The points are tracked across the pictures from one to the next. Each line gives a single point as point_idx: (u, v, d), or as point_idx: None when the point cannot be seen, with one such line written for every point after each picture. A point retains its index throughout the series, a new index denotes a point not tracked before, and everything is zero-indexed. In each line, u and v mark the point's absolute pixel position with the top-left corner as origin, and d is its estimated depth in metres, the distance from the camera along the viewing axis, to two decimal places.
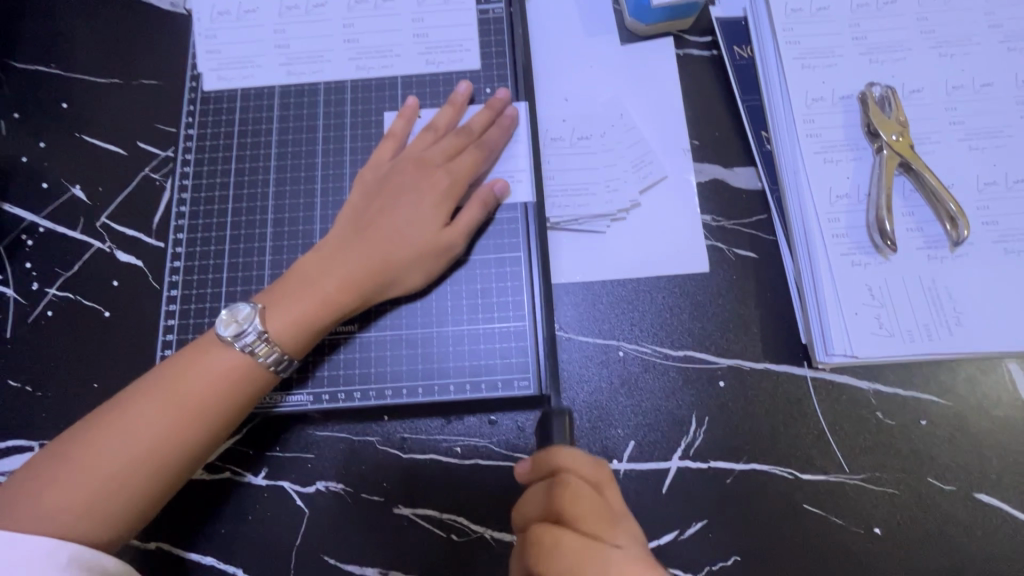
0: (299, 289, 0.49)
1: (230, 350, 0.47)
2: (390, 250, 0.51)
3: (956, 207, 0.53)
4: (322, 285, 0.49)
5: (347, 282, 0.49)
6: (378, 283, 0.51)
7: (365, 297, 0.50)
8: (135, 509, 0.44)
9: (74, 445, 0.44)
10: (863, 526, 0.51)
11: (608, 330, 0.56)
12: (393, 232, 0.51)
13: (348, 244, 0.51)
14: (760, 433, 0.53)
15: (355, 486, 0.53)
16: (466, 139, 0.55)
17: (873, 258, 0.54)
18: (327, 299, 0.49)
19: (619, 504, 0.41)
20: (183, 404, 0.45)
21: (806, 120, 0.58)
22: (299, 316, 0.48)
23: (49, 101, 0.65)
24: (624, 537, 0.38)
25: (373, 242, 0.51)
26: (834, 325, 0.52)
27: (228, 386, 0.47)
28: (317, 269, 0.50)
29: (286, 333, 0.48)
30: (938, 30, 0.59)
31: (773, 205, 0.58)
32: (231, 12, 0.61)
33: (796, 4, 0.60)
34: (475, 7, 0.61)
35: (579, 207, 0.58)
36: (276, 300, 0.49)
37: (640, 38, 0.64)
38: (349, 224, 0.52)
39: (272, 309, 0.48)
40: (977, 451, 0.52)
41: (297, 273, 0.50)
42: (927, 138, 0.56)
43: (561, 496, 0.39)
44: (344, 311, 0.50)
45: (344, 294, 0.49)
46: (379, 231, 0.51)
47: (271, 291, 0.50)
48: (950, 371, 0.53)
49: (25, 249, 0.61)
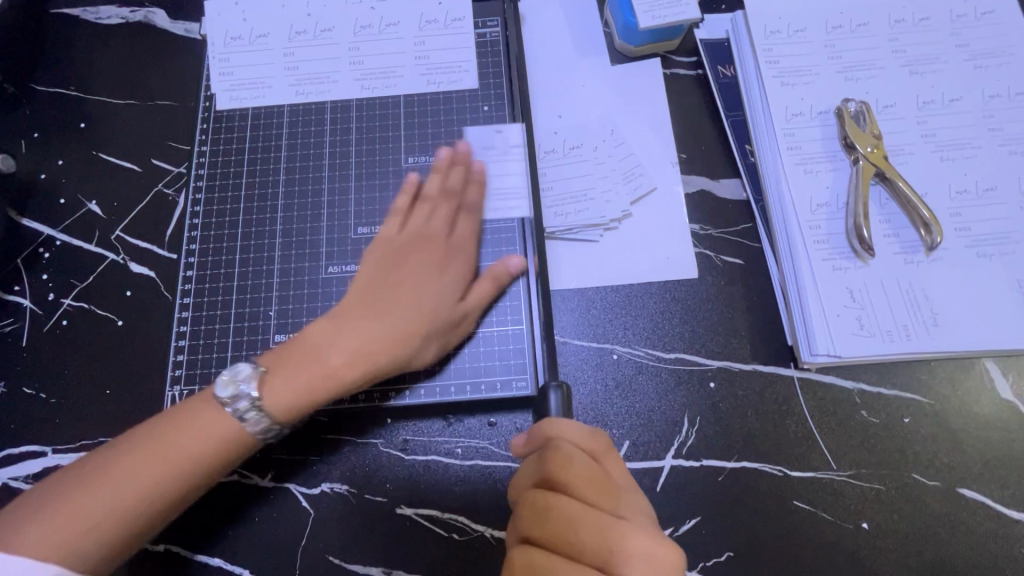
0: (305, 359, 0.49)
1: (223, 414, 0.47)
2: (406, 320, 0.52)
3: (929, 213, 0.56)
4: (331, 357, 0.49)
5: (359, 357, 0.50)
6: (392, 360, 0.51)
7: (376, 371, 0.51)
8: (161, 531, 0.46)
9: (81, 486, 0.43)
10: (852, 522, 0.52)
11: (603, 334, 0.58)
12: (410, 305, 0.52)
13: (357, 314, 0.51)
14: (751, 432, 0.55)
15: (359, 487, 0.55)
16: (456, 202, 0.58)
17: (853, 262, 0.57)
18: (337, 373, 0.49)
19: (619, 475, 0.42)
20: (212, 437, 0.46)
21: (786, 134, 0.61)
22: (306, 387, 0.48)
23: (68, 121, 0.68)
24: (626, 508, 0.40)
25: (386, 317, 0.51)
26: (817, 326, 0.55)
27: (238, 449, 0.47)
28: (327, 337, 0.50)
29: (284, 404, 0.47)
30: (908, 49, 0.63)
31: (757, 214, 0.61)
32: (244, 37, 0.65)
33: (775, 26, 0.64)
34: (474, 31, 0.65)
35: (579, 211, 0.61)
36: (280, 369, 0.48)
37: (629, 58, 0.68)
38: (360, 293, 0.53)
39: (274, 375, 0.48)
40: (959, 447, 0.54)
41: (306, 340, 0.50)
42: (900, 150, 0.59)
43: (560, 463, 0.40)
44: (354, 382, 0.50)
45: (352, 369, 0.49)
46: (394, 304, 0.52)
47: (277, 356, 0.50)
48: (930, 371, 0.56)
49: (41, 261, 0.63)
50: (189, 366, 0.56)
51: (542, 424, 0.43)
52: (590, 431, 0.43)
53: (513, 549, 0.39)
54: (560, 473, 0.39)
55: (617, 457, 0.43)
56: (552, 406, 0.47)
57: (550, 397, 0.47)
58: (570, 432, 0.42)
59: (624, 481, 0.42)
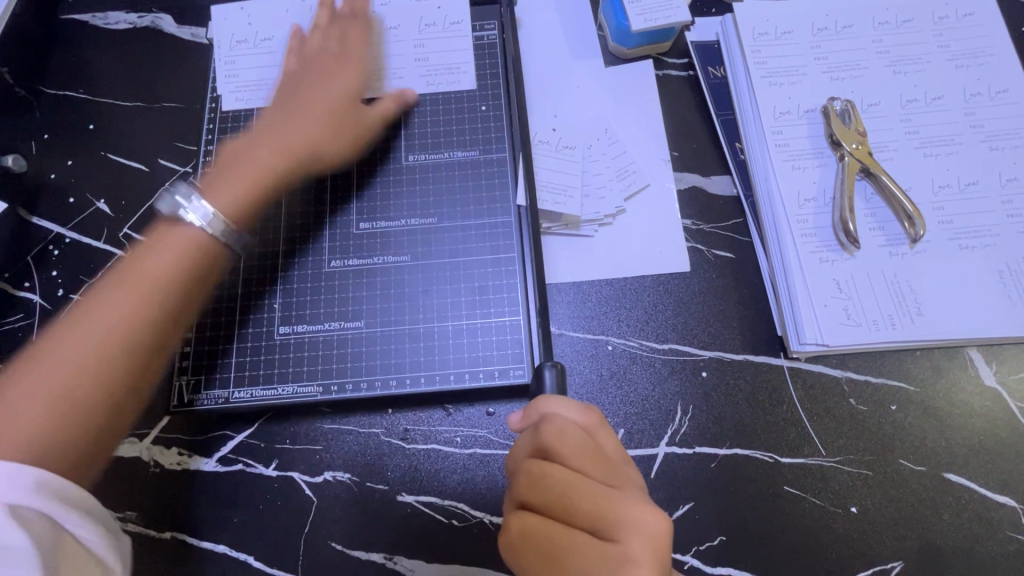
0: (241, 164, 0.56)
1: (184, 227, 0.50)
2: (328, 113, 0.60)
3: (913, 207, 0.58)
4: (258, 154, 0.57)
5: (279, 150, 0.57)
6: (310, 148, 0.59)
7: (296, 159, 0.58)
8: (107, 417, 0.44)
9: (34, 361, 0.43)
10: (841, 506, 0.54)
11: (597, 326, 0.60)
12: (310, 100, 0.60)
13: (287, 118, 0.59)
14: (742, 420, 0.56)
15: (361, 475, 0.56)
16: (346, 22, 0.65)
17: (839, 254, 0.58)
18: (266, 167, 0.56)
19: (612, 448, 0.43)
20: (178, 251, 0.49)
21: (774, 132, 0.63)
22: (239, 187, 0.54)
23: (78, 123, 0.70)
24: (616, 478, 0.41)
25: (292, 117, 0.59)
26: (806, 316, 0.56)
27: (189, 263, 0.49)
28: (250, 144, 0.57)
29: (227, 202, 0.53)
30: (892, 50, 0.65)
31: (747, 210, 0.63)
32: (249, 40, 0.67)
33: (763, 28, 0.66)
34: (471, 34, 0.67)
35: (556, 203, 0.62)
36: (219, 180, 0.55)
37: (623, 60, 0.70)
38: (278, 104, 0.61)
39: (218, 182, 0.54)
40: (944, 433, 0.55)
41: (241, 161, 0.56)
42: (885, 146, 0.61)
43: (549, 432, 0.42)
44: (276, 177, 0.57)
45: (280, 155, 0.57)
46: (298, 108, 0.60)
47: (219, 175, 0.55)
48: (915, 360, 0.57)
49: (51, 258, 0.65)
50: (196, 357, 0.57)
51: (540, 399, 0.45)
52: (584, 407, 0.44)
53: (510, 516, 0.41)
54: (550, 442, 0.41)
55: (610, 431, 0.44)
56: (548, 381, 0.51)
57: (545, 374, 0.51)
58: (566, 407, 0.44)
59: (615, 453, 0.43)
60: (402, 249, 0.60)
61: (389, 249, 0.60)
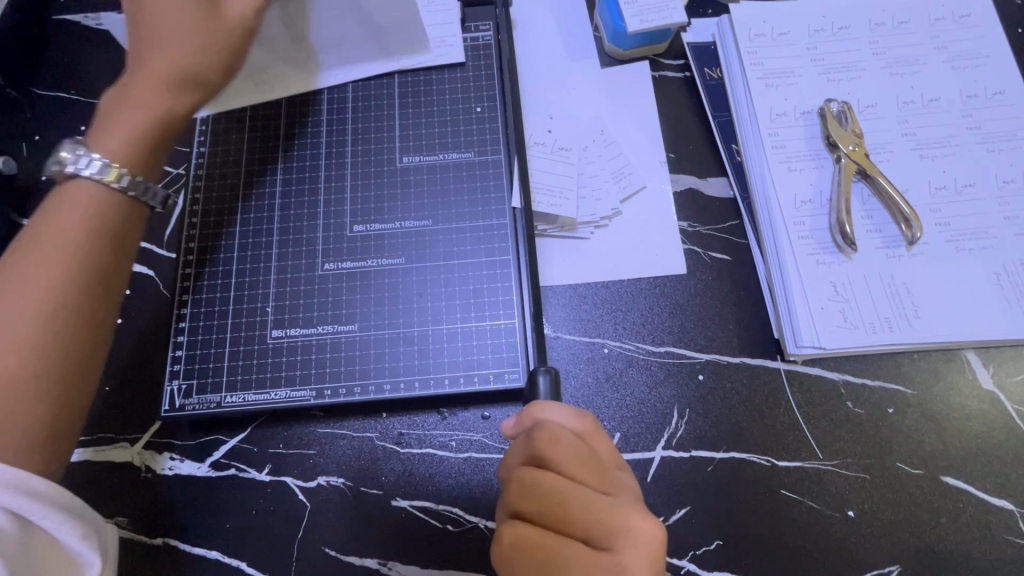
0: (119, 109, 0.47)
1: (88, 186, 0.45)
2: (191, 16, 0.48)
3: (909, 209, 0.58)
4: (137, 94, 0.47)
5: (157, 80, 0.47)
6: (189, 70, 0.48)
7: (187, 92, 0.49)
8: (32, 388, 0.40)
9: None
10: (839, 510, 0.53)
11: (593, 329, 0.59)
12: (158, 29, 0.48)
13: (145, 43, 0.48)
14: (738, 423, 0.56)
15: (355, 480, 0.56)
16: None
17: (836, 257, 0.58)
18: (147, 101, 0.47)
19: (606, 453, 0.42)
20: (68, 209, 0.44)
21: (771, 134, 0.63)
22: (127, 129, 0.46)
23: (69, 125, 0.69)
24: (610, 485, 0.41)
25: (147, 46, 0.48)
26: (802, 318, 0.56)
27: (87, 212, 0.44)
28: (123, 89, 0.48)
29: (125, 147, 0.46)
30: (889, 52, 0.65)
31: (744, 211, 0.63)
32: None
33: (759, 30, 0.66)
34: (466, 35, 0.67)
35: (551, 205, 0.61)
36: (103, 132, 0.46)
37: (620, 62, 0.70)
38: (132, 34, 0.50)
39: (100, 133, 0.46)
40: (941, 436, 0.55)
41: (112, 108, 0.47)
42: (882, 148, 0.61)
43: (544, 440, 0.40)
44: (169, 119, 0.48)
45: (164, 88, 0.48)
46: (144, 39, 0.49)
47: (98, 130, 0.47)
48: (913, 362, 0.57)
49: None
50: (187, 362, 0.57)
51: (533, 407, 0.43)
52: (578, 413, 0.43)
53: (502, 524, 0.40)
54: (545, 451, 0.40)
55: (604, 436, 0.43)
56: (542, 388, 0.50)
57: (539, 380, 0.50)
58: (558, 414, 0.42)
59: (610, 460, 0.42)
60: (396, 251, 0.60)
61: (383, 251, 0.60)
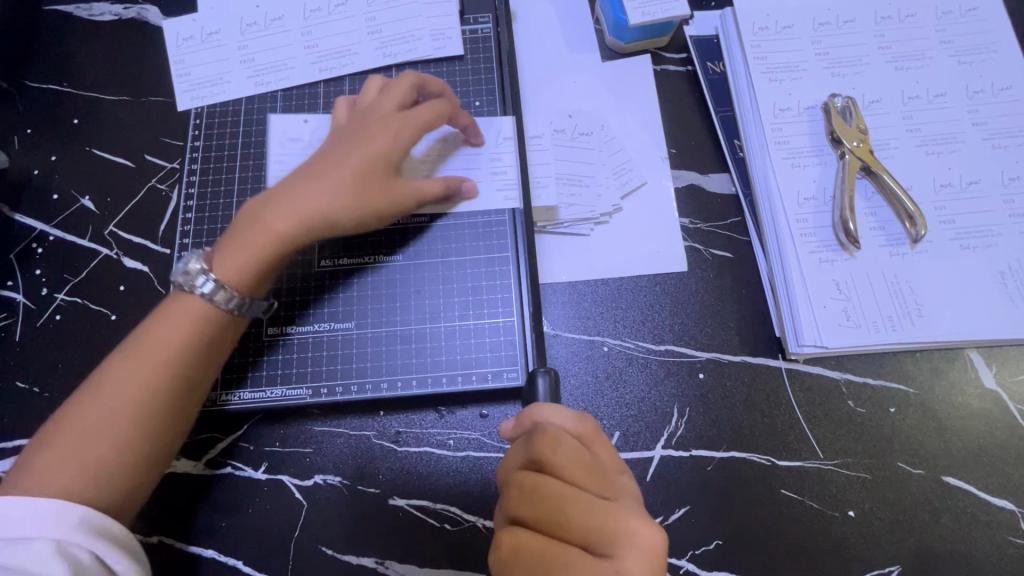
0: (250, 232, 0.48)
1: (190, 299, 0.46)
2: (347, 178, 0.50)
3: (913, 206, 0.57)
4: (272, 219, 0.48)
5: (292, 214, 0.48)
6: (326, 217, 0.49)
7: (311, 230, 0.49)
8: (148, 478, 0.45)
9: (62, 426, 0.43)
10: (839, 510, 0.53)
11: (593, 327, 0.59)
12: (341, 168, 0.50)
13: (310, 169, 0.51)
14: (738, 422, 0.56)
15: (352, 478, 0.55)
16: (416, 91, 0.56)
17: (839, 255, 0.57)
18: (274, 235, 0.47)
19: (607, 458, 0.42)
20: (190, 321, 0.46)
21: (774, 129, 0.62)
22: (246, 252, 0.47)
23: (61, 117, 0.68)
24: (610, 489, 0.40)
25: (325, 173, 0.50)
26: (804, 317, 0.55)
27: (203, 326, 0.46)
28: (265, 210, 0.48)
29: (236, 274, 0.46)
30: (894, 46, 0.64)
31: (746, 208, 0.62)
32: (196, 36, 0.66)
33: (763, 23, 0.65)
34: (464, 27, 0.66)
35: (549, 197, 0.60)
36: (226, 248, 0.48)
37: (621, 55, 0.69)
38: (303, 167, 0.51)
39: (223, 251, 0.47)
40: (943, 436, 0.55)
41: (244, 220, 0.49)
42: (886, 144, 0.60)
43: (543, 444, 0.40)
44: (287, 247, 0.48)
45: (296, 228, 0.48)
46: (327, 169, 0.50)
47: (220, 248, 0.48)
48: (915, 361, 0.56)
49: (35, 256, 0.63)
50: None
51: (535, 409, 0.44)
52: (578, 416, 0.43)
53: (501, 531, 0.39)
54: (545, 454, 0.40)
55: (605, 441, 0.43)
56: (541, 390, 0.49)
57: (539, 381, 0.50)
58: (559, 418, 0.43)
59: (609, 464, 0.42)
60: (394, 247, 0.59)
61: (380, 248, 0.59)
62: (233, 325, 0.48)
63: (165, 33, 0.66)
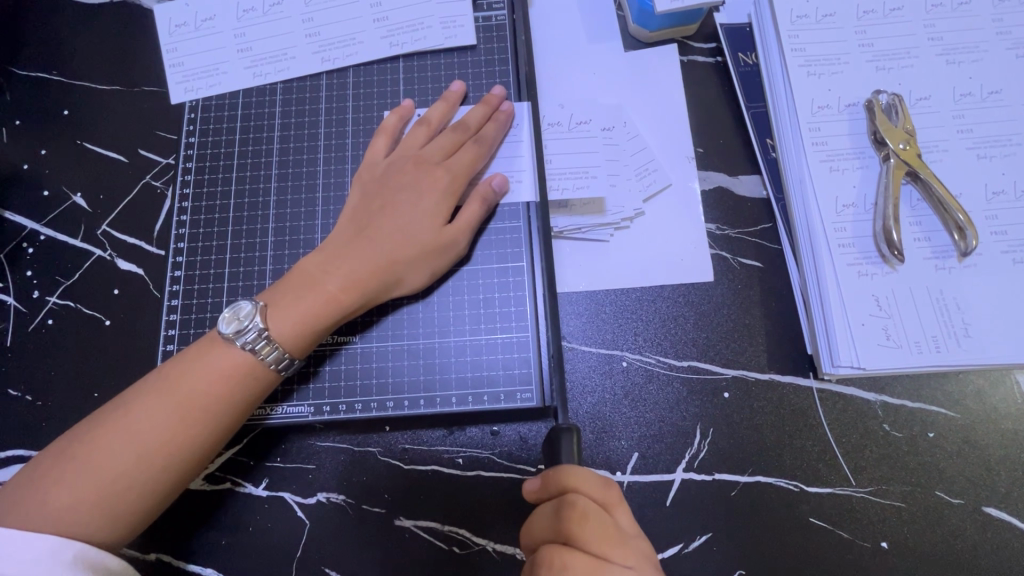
0: (303, 290, 0.49)
1: (231, 348, 0.47)
2: (399, 243, 0.51)
3: (964, 217, 0.52)
4: (327, 283, 0.49)
5: (349, 280, 0.49)
6: (383, 282, 0.50)
7: (368, 295, 0.50)
8: (153, 515, 0.45)
9: (82, 446, 0.43)
10: (870, 541, 0.50)
11: (612, 340, 0.55)
12: (392, 230, 0.51)
13: (363, 225, 0.52)
14: (766, 445, 0.52)
15: (357, 497, 0.53)
16: (460, 133, 0.55)
17: (879, 268, 0.53)
18: (330, 299, 0.49)
19: (629, 526, 0.41)
20: (223, 375, 0.46)
21: (812, 128, 0.57)
22: (303, 313, 0.48)
23: (51, 108, 0.64)
24: (635, 558, 0.39)
25: (379, 236, 0.51)
26: (840, 335, 0.51)
27: (234, 383, 0.46)
28: (319, 271, 0.50)
29: (288, 334, 0.48)
30: (946, 37, 0.58)
31: (778, 214, 0.58)
32: (189, 23, 0.62)
33: (802, 10, 0.59)
34: (477, 15, 0.61)
35: (579, 188, 0.57)
36: (279, 303, 0.48)
37: (644, 44, 0.64)
38: (353, 225, 0.52)
39: (276, 307, 0.48)
40: (985, 463, 0.51)
41: (297, 274, 0.50)
42: (935, 146, 0.56)
43: (570, 519, 0.39)
44: (346, 310, 0.49)
45: (350, 293, 0.49)
46: (380, 232, 0.51)
47: (274, 294, 0.49)
48: (958, 383, 0.53)
49: (26, 257, 0.60)
50: None
51: (559, 473, 0.41)
52: (604, 482, 0.41)
53: None
54: (572, 529, 0.39)
55: (628, 508, 0.41)
56: (564, 450, 0.43)
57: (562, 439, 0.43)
58: (586, 485, 0.40)
59: (634, 531, 0.41)
60: None
61: None
62: (261, 379, 0.47)
63: (159, 19, 0.62)
